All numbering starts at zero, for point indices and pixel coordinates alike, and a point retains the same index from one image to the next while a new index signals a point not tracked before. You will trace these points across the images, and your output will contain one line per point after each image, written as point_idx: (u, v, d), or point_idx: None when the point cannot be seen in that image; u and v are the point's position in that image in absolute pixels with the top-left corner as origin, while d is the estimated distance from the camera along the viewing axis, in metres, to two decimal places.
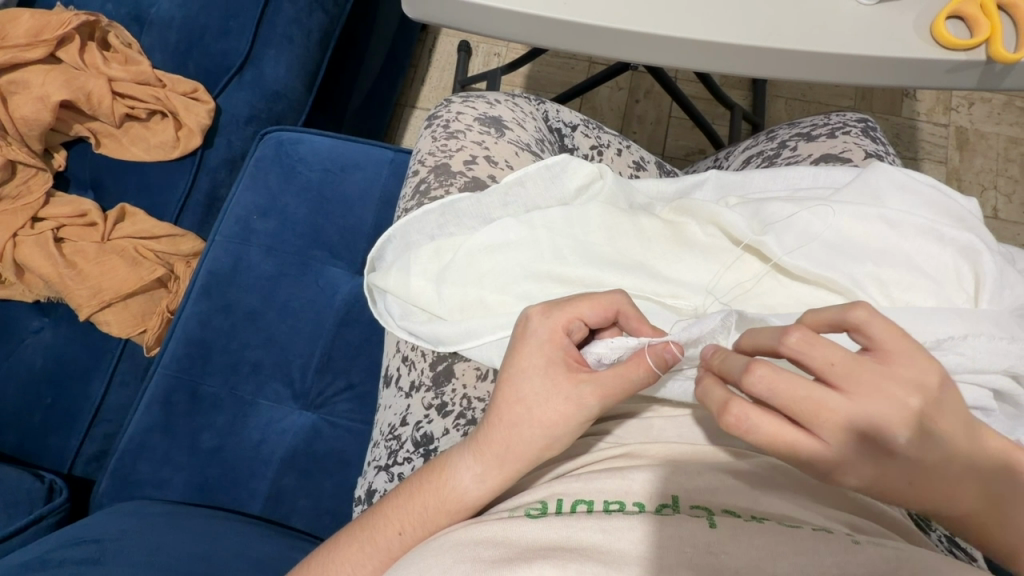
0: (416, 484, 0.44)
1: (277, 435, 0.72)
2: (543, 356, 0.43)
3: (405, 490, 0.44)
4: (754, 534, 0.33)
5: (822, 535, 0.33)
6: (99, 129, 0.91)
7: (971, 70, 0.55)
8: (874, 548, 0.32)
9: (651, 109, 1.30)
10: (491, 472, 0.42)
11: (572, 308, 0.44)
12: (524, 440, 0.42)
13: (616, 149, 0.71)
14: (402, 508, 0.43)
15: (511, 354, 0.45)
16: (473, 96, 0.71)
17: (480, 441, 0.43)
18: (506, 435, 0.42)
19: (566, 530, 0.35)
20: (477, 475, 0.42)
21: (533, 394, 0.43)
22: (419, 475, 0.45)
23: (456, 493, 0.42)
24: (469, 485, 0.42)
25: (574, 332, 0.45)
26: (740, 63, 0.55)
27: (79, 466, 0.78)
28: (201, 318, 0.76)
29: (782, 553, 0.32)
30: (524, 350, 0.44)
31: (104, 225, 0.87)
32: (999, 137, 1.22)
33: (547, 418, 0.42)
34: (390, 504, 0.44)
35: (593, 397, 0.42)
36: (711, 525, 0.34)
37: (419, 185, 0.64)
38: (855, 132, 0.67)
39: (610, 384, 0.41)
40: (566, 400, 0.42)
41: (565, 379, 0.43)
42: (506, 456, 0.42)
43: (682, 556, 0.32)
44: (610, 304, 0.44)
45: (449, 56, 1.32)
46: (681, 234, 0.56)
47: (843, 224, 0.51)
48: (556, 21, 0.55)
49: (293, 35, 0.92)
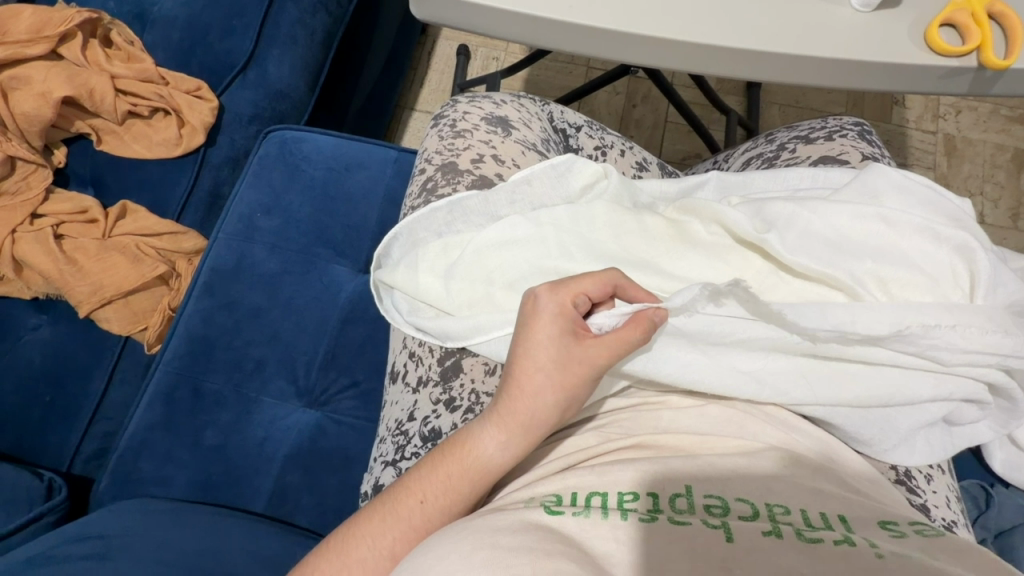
0: (436, 457, 0.44)
1: (282, 432, 0.72)
2: (556, 327, 0.44)
3: (426, 464, 0.44)
4: (771, 550, 0.33)
5: (847, 551, 0.33)
6: (100, 126, 0.90)
7: (963, 75, 0.57)
8: (898, 561, 0.32)
9: (648, 114, 1.32)
10: (515, 439, 0.43)
11: (576, 284, 0.45)
12: (543, 407, 0.43)
13: (619, 149, 0.72)
14: (424, 478, 0.43)
15: (523, 330, 0.45)
16: (479, 96, 0.72)
17: (500, 412, 0.43)
18: (526, 403, 0.43)
19: (581, 534, 0.35)
20: (500, 444, 0.43)
21: (549, 363, 0.43)
22: (436, 450, 0.44)
23: (480, 463, 0.43)
24: (493, 453, 0.42)
25: (580, 306, 0.46)
26: (745, 67, 0.57)
27: (78, 464, 0.77)
28: (205, 314, 0.76)
29: (801, 562, 0.32)
30: (535, 324, 0.44)
31: (105, 222, 0.87)
32: (986, 144, 1.25)
33: (565, 383, 0.43)
34: (412, 476, 0.44)
35: (604, 358, 0.43)
36: (728, 539, 0.34)
37: (426, 183, 0.65)
38: (852, 135, 0.68)
39: (615, 344, 0.43)
40: (580, 363, 0.43)
41: (577, 346, 0.44)
42: (528, 425, 0.43)
43: (697, 565, 0.33)
44: (609, 278, 0.46)
45: (449, 59, 1.33)
46: (685, 233, 0.57)
47: (842, 222, 0.53)
48: (566, 24, 0.56)
49: (297, 35, 0.92)
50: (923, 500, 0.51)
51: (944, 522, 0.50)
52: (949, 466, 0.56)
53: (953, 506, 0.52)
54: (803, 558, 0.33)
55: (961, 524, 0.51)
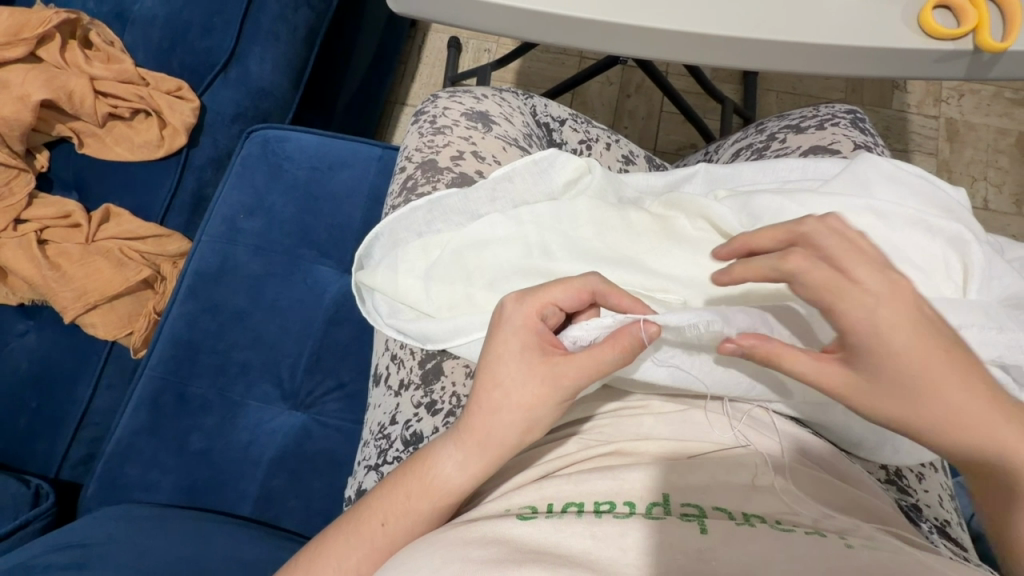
0: (399, 475, 0.43)
1: (267, 436, 0.71)
2: (518, 341, 0.42)
3: (388, 483, 0.43)
4: (746, 540, 0.33)
5: (818, 540, 0.33)
6: (81, 129, 0.90)
7: (959, 59, 0.54)
8: (868, 551, 0.32)
9: (642, 104, 1.29)
10: (473, 459, 0.42)
11: (544, 293, 0.43)
12: (502, 425, 0.41)
13: (605, 143, 0.71)
14: (386, 499, 0.42)
15: (486, 343, 0.44)
16: (460, 91, 0.71)
17: (460, 429, 0.42)
18: (484, 422, 0.42)
19: (555, 535, 0.34)
20: (459, 464, 0.42)
21: (508, 378, 0.42)
22: (401, 467, 0.44)
23: (438, 483, 0.42)
24: (451, 473, 0.42)
25: (549, 317, 0.44)
26: (729, 55, 0.55)
27: (66, 470, 0.77)
28: (188, 318, 0.76)
29: (775, 552, 0.31)
30: (499, 335, 0.43)
31: (88, 227, 0.87)
32: (989, 129, 1.22)
33: (525, 402, 0.41)
34: (374, 497, 0.43)
35: (571, 376, 0.41)
36: (702, 531, 0.34)
37: (407, 181, 0.64)
38: (844, 124, 0.66)
39: (587, 363, 0.40)
40: (543, 382, 0.41)
41: (540, 362, 0.41)
42: (486, 444, 0.42)
43: (672, 562, 0.32)
44: (584, 286, 0.43)
45: (439, 52, 1.32)
46: (669, 228, 0.56)
47: (830, 215, 0.51)
48: (544, 15, 0.54)
49: (278, 31, 0.91)
50: (915, 499, 0.50)
51: (936, 522, 0.49)
52: (943, 464, 0.55)
53: (946, 504, 0.51)
54: (778, 549, 0.32)
55: (954, 523, 0.50)
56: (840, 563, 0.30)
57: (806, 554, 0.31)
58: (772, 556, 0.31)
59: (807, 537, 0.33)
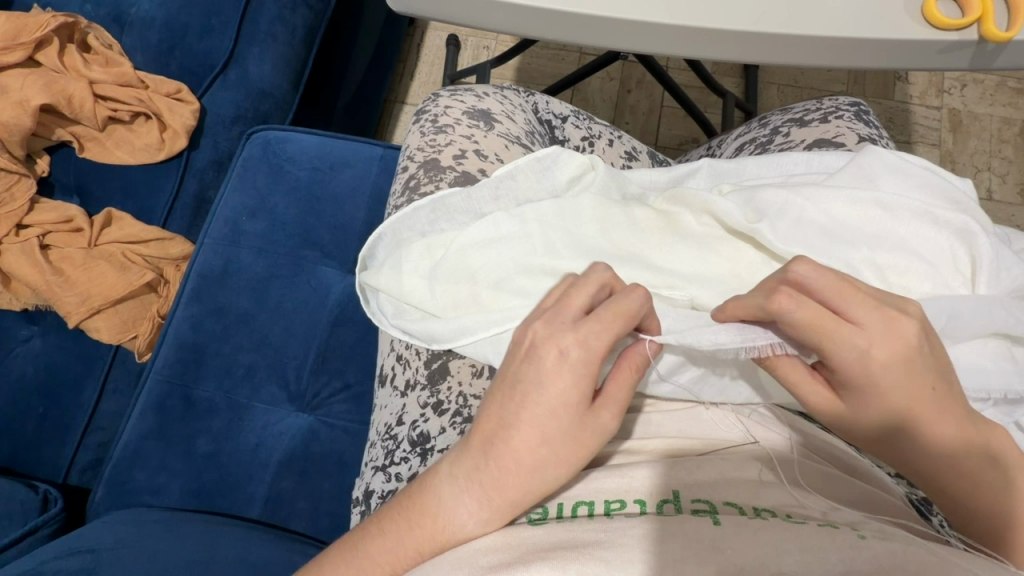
0: (410, 526, 0.39)
1: (274, 437, 0.71)
2: (577, 392, 0.38)
3: (395, 536, 0.39)
4: (758, 530, 0.32)
5: (830, 532, 0.32)
6: (81, 133, 0.89)
7: (963, 50, 0.54)
8: (881, 542, 0.32)
9: (643, 99, 1.29)
10: (498, 515, 0.38)
11: (609, 331, 0.39)
12: (539, 482, 0.38)
13: (607, 139, 0.70)
14: (397, 553, 0.38)
15: (535, 386, 0.39)
16: (461, 89, 0.70)
17: (487, 483, 0.38)
18: (522, 478, 0.38)
19: (564, 533, 0.35)
20: (481, 520, 0.38)
21: (555, 431, 0.38)
22: (408, 515, 0.39)
23: (457, 539, 0.38)
24: (472, 528, 0.38)
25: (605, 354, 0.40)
26: (732, 49, 0.55)
27: (74, 475, 0.78)
28: (193, 321, 0.76)
29: (786, 544, 0.31)
30: (551, 380, 0.38)
31: (90, 231, 0.87)
32: (992, 118, 1.22)
33: (570, 456, 0.38)
34: (382, 550, 0.39)
35: (614, 421, 0.39)
36: (715, 523, 0.34)
37: (409, 181, 0.64)
38: (848, 116, 0.66)
39: (624, 402, 0.40)
40: (588, 432, 0.39)
41: (591, 414, 0.39)
42: (517, 499, 0.38)
43: (687, 550, 0.32)
44: (636, 311, 0.40)
45: (438, 50, 1.31)
46: (674, 225, 0.55)
47: (837, 209, 0.51)
48: (544, 10, 0.54)
49: (276, 32, 0.91)
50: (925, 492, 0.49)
51: None
52: None
53: None
54: (791, 539, 0.32)
55: None
56: (852, 559, 0.30)
57: (819, 546, 0.31)
58: (786, 547, 0.31)
59: (819, 528, 0.33)
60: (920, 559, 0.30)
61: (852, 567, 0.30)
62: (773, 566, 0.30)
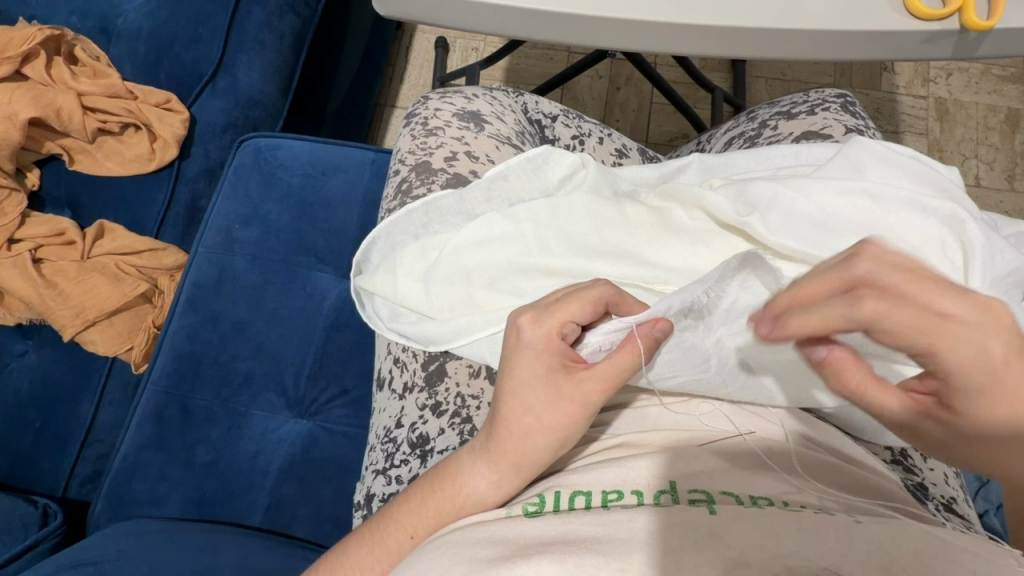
0: (426, 490, 0.43)
1: (274, 444, 0.71)
2: (543, 366, 0.41)
3: (415, 497, 0.43)
4: (753, 518, 0.33)
5: (827, 518, 0.33)
6: (71, 145, 0.89)
7: (945, 40, 0.54)
8: (877, 525, 0.32)
9: (632, 96, 1.29)
10: (507, 480, 0.41)
11: (562, 311, 0.42)
12: (536, 448, 0.41)
13: (597, 137, 0.71)
14: (413, 511, 0.42)
15: (506, 363, 0.43)
16: (450, 91, 0.70)
17: (490, 448, 0.42)
18: (518, 445, 0.41)
19: (559, 526, 0.35)
20: (492, 483, 0.41)
21: (538, 402, 0.41)
22: (427, 481, 0.44)
23: (470, 501, 0.41)
24: (484, 492, 0.41)
25: (568, 335, 0.42)
26: (719, 45, 0.55)
27: (74, 488, 0.78)
28: (188, 330, 0.76)
29: (785, 530, 0.32)
30: (519, 360, 0.42)
31: (83, 243, 0.86)
32: (977, 106, 1.23)
33: (556, 422, 0.40)
34: (398, 509, 0.43)
35: (597, 393, 0.40)
36: (710, 513, 0.34)
37: (401, 184, 0.64)
38: (835, 108, 0.66)
39: (610, 377, 0.40)
40: (571, 402, 0.40)
41: (569, 382, 0.40)
42: (521, 464, 0.41)
43: (684, 538, 0.32)
44: (597, 298, 0.41)
45: (427, 53, 1.31)
46: (666, 219, 0.56)
47: (826, 201, 0.51)
48: (532, 11, 0.54)
49: (265, 39, 0.91)
50: (921, 478, 0.50)
51: (943, 500, 0.50)
52: None
53: (952, 482, 0.52)
54: (786, 524, 0.32)
55: (960, 500, 0.51)
56: (853, 544, 0.30)
57: (817, 531, 0.31)
58: (781, 531, 0.31)
59: (816, 514, 0.33)
60: (913, 538, 0.31)
61: (851, 552, 0.30)
62: (768, 548, 0.30)
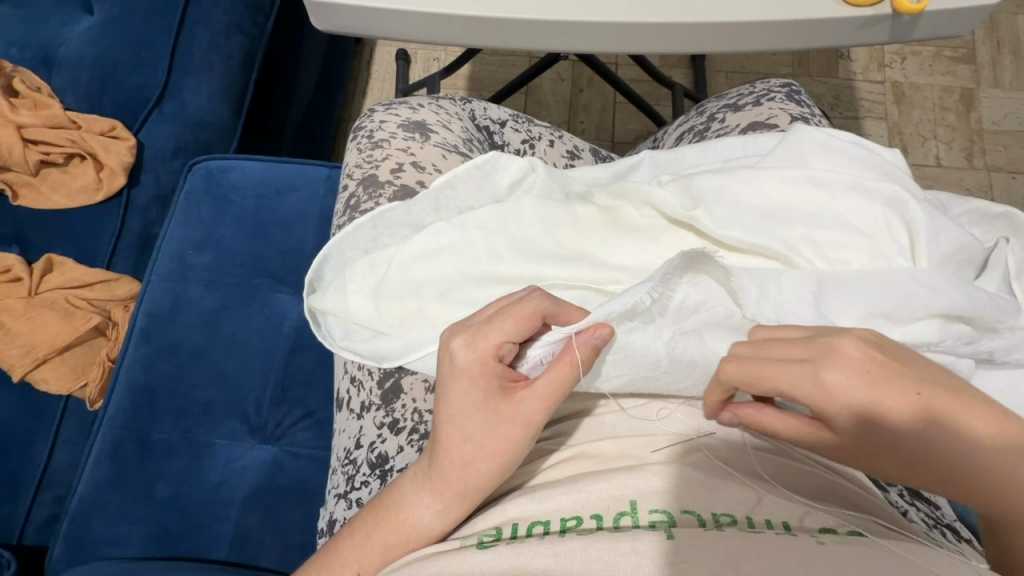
0: (372, 523, 0.42)
1: (237, 473, 0.69)
2: (479, 390, 0.40)
3: (360, 530, 0.42)
4: (711, 543, 0.33)
5: (788, 540, 0.32)
6: (13, 180, 0.87)
7: (880, 25, 0.55)
8: (839, 547, 0.32)
9: (596, 98, 1.30)
10: (451, 508, 0.40)
11: (495, 331, 0.40)
12: (479, 475, 0.40)
13: (547, 140, 0.70)
14: (358, 547, 0.41)
15: (442, 388, 0.41)
16: (396, 102, 0.70)
17: (434, 475, 0.41)
18: (461, 473, 0.40)
19: (516, 559, 0.34)
20: (437, 512, 0.40)
21: (478, 428, 0.40)
22: (373, 511, 0.42)
23: (416, 530, 0.40)
24: (429, 521, 0.40)
25: (505, 354, 0.41)
26: (657, 41, 0.55)
27: (31, 533, 0.75)
28: (143, 362, 0.73)
29: (744, 555, 0.31)
30: (453, 387, 0.41)
31: (30, 279, 0.84)
32: (933, 88, 1.25)
33: (496, 448, 0.40)
34: (345, 543, 0.42)
35: (538, 411, 0.39)
36: (669, 537, 0.33)
37: (349, 199, 0.63)
38: (780, 98, 0.67)
39: (550, 394, 0.39)
40: (512, 425, 0.40)
41: (508, 405, 0.40)
42: (465, 491, 0.40)
43: None
44: (532, 311, 0.40)
45: (387, 66, 1.31)
46: (617, 219, 0.55)
47: (771, 191, 0.51)
48: (465, 17, 0.53)
49: (212, 60, 0.89)
50: None
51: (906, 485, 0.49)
52: None
53: None
54: (746, 553, 0.32)
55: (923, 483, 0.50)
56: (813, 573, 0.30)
57: (775, 558, 0.31)
58: (739, 558, 0.31)
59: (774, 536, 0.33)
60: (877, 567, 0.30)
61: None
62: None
